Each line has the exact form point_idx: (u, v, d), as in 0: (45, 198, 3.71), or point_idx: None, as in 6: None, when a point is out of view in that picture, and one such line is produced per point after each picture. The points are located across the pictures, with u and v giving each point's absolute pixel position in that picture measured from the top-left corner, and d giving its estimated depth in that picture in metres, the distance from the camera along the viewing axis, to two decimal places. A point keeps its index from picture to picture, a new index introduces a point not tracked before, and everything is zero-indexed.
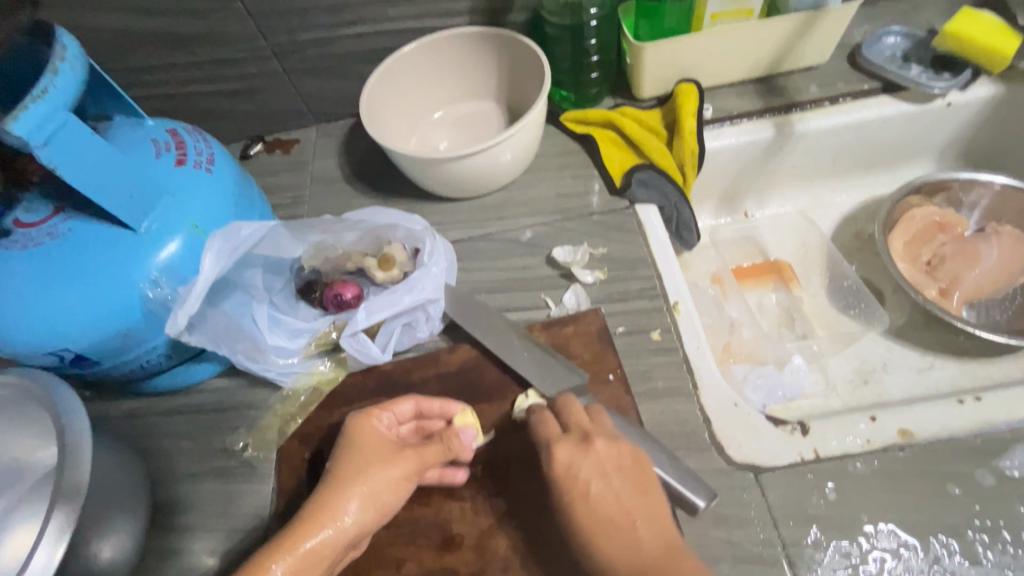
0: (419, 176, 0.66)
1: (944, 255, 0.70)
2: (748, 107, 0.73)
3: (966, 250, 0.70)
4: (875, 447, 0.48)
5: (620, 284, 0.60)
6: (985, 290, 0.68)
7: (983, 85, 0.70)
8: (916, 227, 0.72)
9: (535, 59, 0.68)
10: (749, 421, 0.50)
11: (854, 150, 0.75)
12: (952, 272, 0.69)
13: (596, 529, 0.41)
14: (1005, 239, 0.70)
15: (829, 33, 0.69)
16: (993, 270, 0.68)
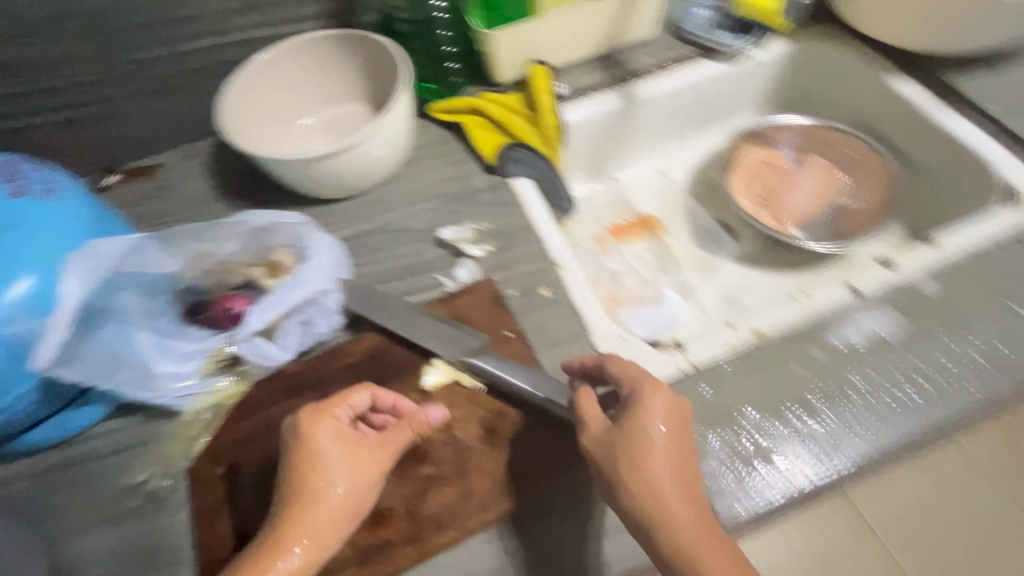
0: (299, 182, 0.67)
1: (774, 188, 0.83)
2: (595, 82, 0.81)
3: (789, 182, 0.83)
4: (736, 348, 0.56)
5: (508, 253, 0.64)
6: (809, 211, 0.81)
7: (779, 44, 0.83)
8: (748, 168, 0.84)
9: (390, 54, 0.70)
10: (634, 350, 0.57)
11: (691, 110, 0.87)
12: (781, 202, 0.82)
13: (668, 476, 0.43)
14: (815, 167, 0.83)
15: (649, 9, 0.79)
16: (808, 197, 0.82)
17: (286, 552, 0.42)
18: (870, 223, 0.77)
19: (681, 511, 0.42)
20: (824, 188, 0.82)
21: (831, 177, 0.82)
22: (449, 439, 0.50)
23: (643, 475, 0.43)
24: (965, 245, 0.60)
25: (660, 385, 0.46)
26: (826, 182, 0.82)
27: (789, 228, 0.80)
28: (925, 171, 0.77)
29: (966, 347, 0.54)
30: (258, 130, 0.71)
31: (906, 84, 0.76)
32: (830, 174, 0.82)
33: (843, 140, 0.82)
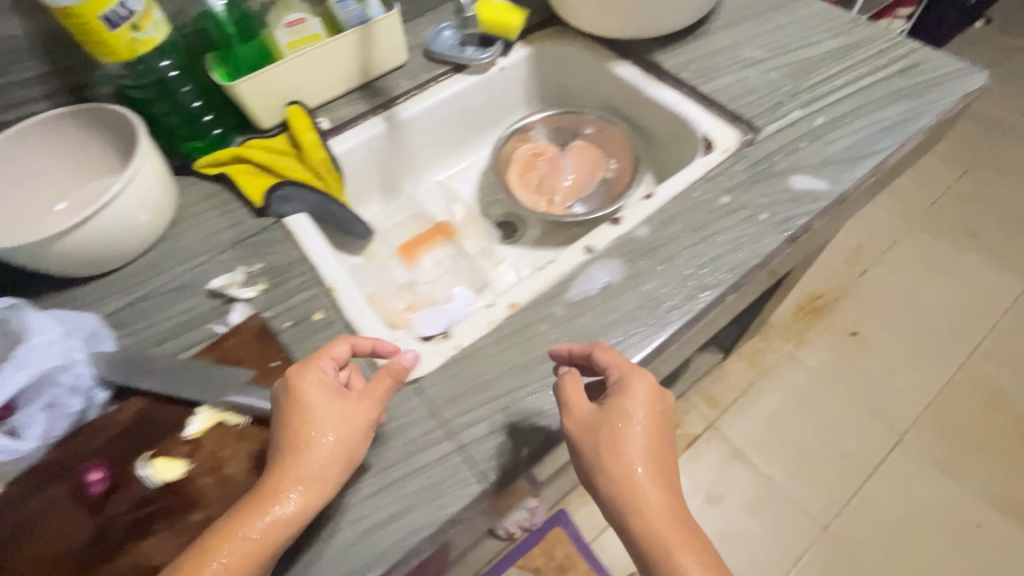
0: (41, 265, 0.64)
1: (545, 174, 0.92)
2: (358, 110, 0.85)
3: (558, 166, 0.92)
4: (496, 324, 0.61)
5: (280, 288, 0.66)
6: (577, 189, 0.91)
7: (519, 50, 0.93)
8: (521, 161, 0.92)
9: (115, 115, 0.69)
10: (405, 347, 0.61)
11: (462, 120, 0.93)
12: (551, 185, 0.91)
13: (642, 464, 0.48)
14: (576, 149, 0.94)
15: (390, 38, 0.85)
16: (575, 176, 0.92)
17: (298, 492, 0.46)
18: (624, 189, 0.89)
19: (650, 495, 0.47)
20: (587, 166, 0.93)
21: (591, 155, 0.93)
22: (220, 479, 0.50)
23: (624, 461, 0.48)
24: (673, 193, 0.70)
25: (642, 374, 0.52)
26: (588, 161, 0.93)
27: (563, 207, 0.90)
28: (658, 136, 0.89)
29: (676, 277, 0.63)
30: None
31: (624, 67, 0.88)
32: (590, 153, 0.93)
33: (593, 122, 0.94)
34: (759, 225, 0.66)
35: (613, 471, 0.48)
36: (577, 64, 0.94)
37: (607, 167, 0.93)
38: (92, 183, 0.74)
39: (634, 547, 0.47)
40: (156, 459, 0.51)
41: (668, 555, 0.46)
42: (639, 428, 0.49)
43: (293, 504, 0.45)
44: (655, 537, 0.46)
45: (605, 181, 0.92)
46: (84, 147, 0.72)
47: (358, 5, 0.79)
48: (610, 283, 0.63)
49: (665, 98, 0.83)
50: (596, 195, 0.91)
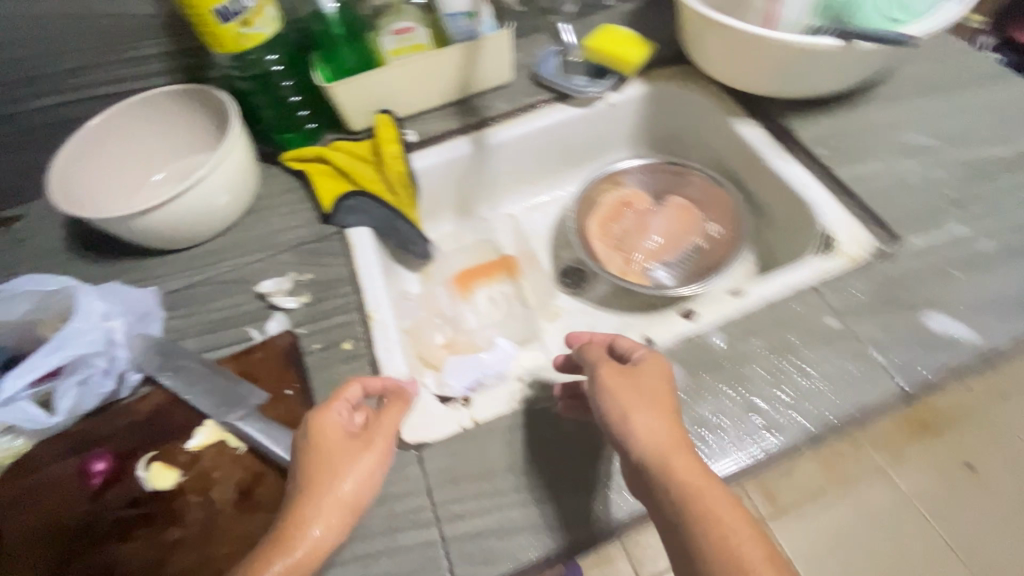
0: (121, 235, 0.67)
1: (627, 230, 0.83)
2: (447, 127, 0.82)
3: (647, 224, 0.83)
4: (520, 406, 0.56)
5: (322, 305, 0.65)
6: (659, 254, 0.81)
7: (633, 86, 0.83)
8: (607, 208, 0.84)
9: (217, 99, 0.72)
10: (421, 405, 0.57)
11: (553, 151, 0.87)
12: (634, 244, 0.81)
13: (642, 416, 0.45)
14: (673, 209, 0.83)
15: (497, 57, 0.80)
16: (663, 239, 0.82)
17: (288, 557, 0.41)
18: (713, 268, 0.78)
19: (685, 470, 0.41)
20: (679, 231, 0.82)
21: (688, 220, 0.83)
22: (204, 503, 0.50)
23: (624, 419, 0.45)
24: (765, 297, 0.59)
25: (659, 361, 0.49)
26: (683, 226, 0.82)
27: (641, 272, 0.80)
28: (770, 214, 0.76)
29: (741, 406, 0.53)
30: (103, 192, 0.73)
31: (749, 128, 0.75)
32: (688, 217, 0.82)
33: (698, 181, 0.82)
34: (867, 366, 0.54)
35: (636, 433, 0.44)
36: (696, 112, 0.83)
37: (703, 237, 0.82)
38: (190, 159, 0.79)
39: (675, 512, 0.41)
40: (155, 464, 0.51)
41: (710, 529, 0.39)
42: (656, 417, 0.45)
43: (292, 564, 0.41)
44: (707, 512, 0.40)
45: (696, 252, 0.81)
46: (190, 125, 0.77)
47: (468, 21, 0.74)
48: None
49: (789, 174, 0.70)
50: (680, 267, 0.81)
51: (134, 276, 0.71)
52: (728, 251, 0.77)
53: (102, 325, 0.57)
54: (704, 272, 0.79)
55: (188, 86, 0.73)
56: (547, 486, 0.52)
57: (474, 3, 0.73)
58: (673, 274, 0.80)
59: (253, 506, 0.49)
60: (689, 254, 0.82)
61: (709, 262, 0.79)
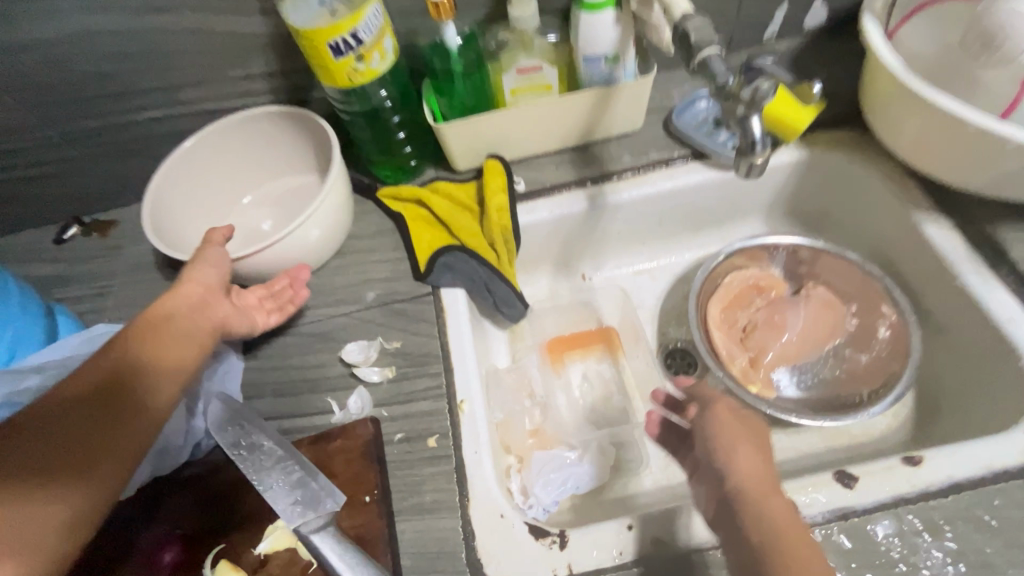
0: None
1: (757, 322, 0.70)
2: (562, 178, 0.72)
3: (782, 317, 0.70)
4: (625, 560, 0.48)
5: (407, 383, 0.59)
6: (791, 356, 0.68)
7: (788, 150, 0.69)
8: (734, 291, 0.71)
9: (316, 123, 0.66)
10: (511, 536, 0.50)
11: (677, 214, 0.75)
12: (763, 342, 0.68)
13: (755, 460, 0.45)
14: (815, 303, 0.70)
15: (631, 104, 0.68)
16: (798, 339, 0.69)
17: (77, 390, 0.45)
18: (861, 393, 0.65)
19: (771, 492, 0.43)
20: (821, 333, 0.69)
21: (833, 321, 0.69)
22: None
23: (736, 449, 0.46)
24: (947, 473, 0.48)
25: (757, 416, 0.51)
26: (825, 327, 0.69)
27: (767, 377, 0.68)
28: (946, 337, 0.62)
29: None
30: (203, 231, 0.69)
31: (939, 230, 0.61)
32: (832, 317, 0.69)
33: (855, 275, 0.69)
34: None
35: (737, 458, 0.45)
36: (863, 191, 0.69)
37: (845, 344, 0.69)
38: (282, 183, 0.73)
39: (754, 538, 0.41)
40: (223, 564, 0.47)
41: (780, 536, 0.40)
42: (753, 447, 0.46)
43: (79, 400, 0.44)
44: (790, 543, 0.40)
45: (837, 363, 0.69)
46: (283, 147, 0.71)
47: (608, 65, 0.63)
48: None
49: (992, 303, 0.56)
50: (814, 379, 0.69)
51: None
52: (885, 374, 0.64)
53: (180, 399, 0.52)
54: (846, 391, 0.67)
55: (285, 108, 0.66)
56: None
57: (620, 46, 0.61)
58: (806, 386, 0.69)
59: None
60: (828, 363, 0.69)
61: (855, 381, 0.67)
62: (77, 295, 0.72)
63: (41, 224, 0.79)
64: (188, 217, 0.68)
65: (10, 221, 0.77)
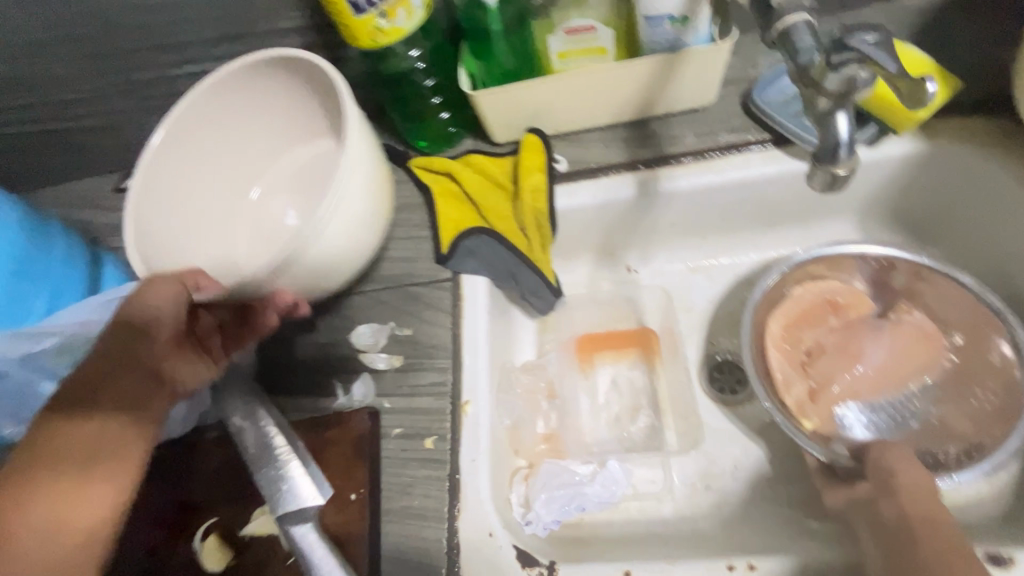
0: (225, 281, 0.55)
1: (825, 347, 0.59)
2: (611, 158, 0.63)
3: (854, 343, 0.59)
4: None
5: (412, 375, 0.55)
6: (860, 394, 0.58)
7: (902, 140, 0.55)
8: (802, 307, 0.60)
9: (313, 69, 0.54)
10: (496, 561, 0.47)
11: (746, 209, 0.64)
12: (829, 369, 0.58)
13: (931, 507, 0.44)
14: (904, 330, 0.59)
15: (701, 76, 0.57)
16: (874, 372, 0.58)
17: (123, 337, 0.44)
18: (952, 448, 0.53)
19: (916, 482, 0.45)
20: (903, 366, 0.58)
21: (922, 353, 0.57)
22: None
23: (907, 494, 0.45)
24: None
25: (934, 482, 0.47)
26: (913, 361, 0.58)
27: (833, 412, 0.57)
28: None
29: None
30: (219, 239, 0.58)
31: None
32: (926, 351, 0.57)
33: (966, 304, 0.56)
34: None
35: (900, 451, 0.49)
36: (996, 199, 0.54)
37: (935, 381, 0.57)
38: (287, 161, 0.62)
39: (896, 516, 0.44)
40: (212, 538, 0.49)
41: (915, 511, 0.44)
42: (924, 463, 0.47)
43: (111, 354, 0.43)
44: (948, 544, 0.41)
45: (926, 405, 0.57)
46: (280, 111, 0.59)
47: (675, 27, 0.52)
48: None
49: None
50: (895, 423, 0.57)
51: None
52: (995, 430, 0.52)
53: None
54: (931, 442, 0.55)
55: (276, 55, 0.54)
56: None
57: (692, 4, 0.50)
58: (883, 429, 0.56)
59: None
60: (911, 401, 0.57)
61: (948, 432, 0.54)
62: (126, 245, 0.75)
63: (102, 171, 0.82)
64: (159, 206, 0.55)
65: (76, 167, 0.81)
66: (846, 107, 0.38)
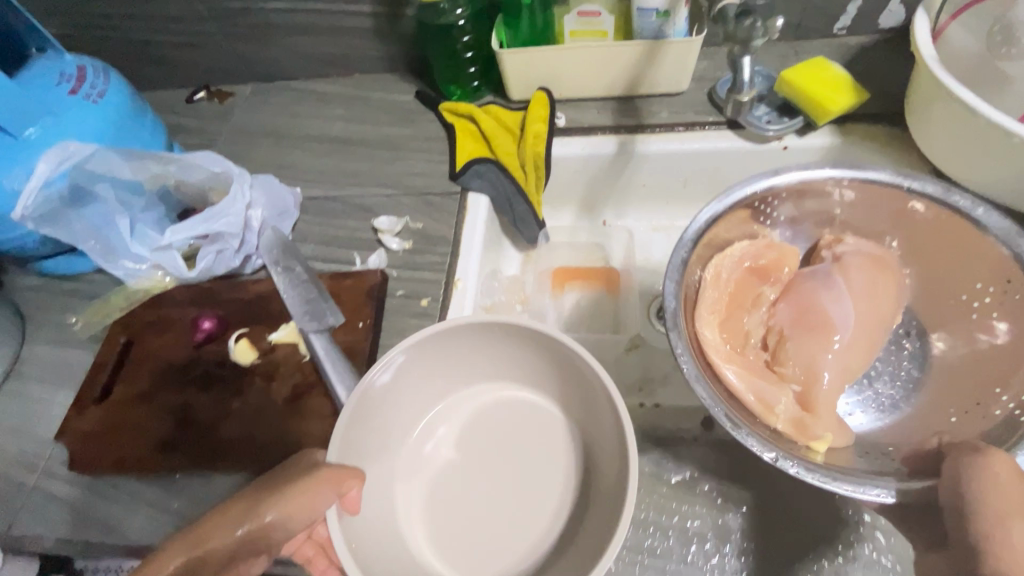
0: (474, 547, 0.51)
1: (784, 336, 0.59)
2: (601, 122, 0.78)
3: (813, 343, 0.58)
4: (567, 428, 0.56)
5: (418, 256, 0.69)
6: (853, 367, 0.58)
7: (823, 135, 0.72)
8: (732, 290, 0.59)
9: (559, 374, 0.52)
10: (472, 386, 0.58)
11: (702, 179, 0.79)
12: (808, 370, 0.57)
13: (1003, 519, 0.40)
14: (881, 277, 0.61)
15: (677, 63, 0.74)
16: (849, 345, 0.58)
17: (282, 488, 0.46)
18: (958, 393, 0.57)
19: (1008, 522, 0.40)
20: (870, 314, 0.60)
21: (886, 299, 0.61)
22: (265, 390, 0.58)
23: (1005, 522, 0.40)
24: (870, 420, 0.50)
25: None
26: (880, 287, 0.61)
27: (829, 411, 0.55)
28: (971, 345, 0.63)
29: None
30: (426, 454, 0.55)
31: None
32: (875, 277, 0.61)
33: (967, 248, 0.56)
34: None
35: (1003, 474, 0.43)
36: None
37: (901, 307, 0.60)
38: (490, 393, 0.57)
39: (962, 532, 0.41)
40: (242, 341, 0.61)
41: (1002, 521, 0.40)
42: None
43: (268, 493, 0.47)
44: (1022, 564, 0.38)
45: (915, 367, 0.62)
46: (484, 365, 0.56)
47: (659, 19, 0.69)
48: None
49: None
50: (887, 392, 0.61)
51: (290, 176, 0.82)
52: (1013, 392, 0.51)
53: (243, 212, 0.66)
54: (933, 414, 0.58)
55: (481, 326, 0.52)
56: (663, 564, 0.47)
57: (673, 2, 0.67)
58: (871, 397, 0.62)
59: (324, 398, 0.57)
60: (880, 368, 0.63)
61: (953, 393, 0.58)
62: (191, 142, 0.89)
63: (178, 86, 0.97)
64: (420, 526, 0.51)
65: (156, 77, 0.96)
66: (751, 55, 0.60)
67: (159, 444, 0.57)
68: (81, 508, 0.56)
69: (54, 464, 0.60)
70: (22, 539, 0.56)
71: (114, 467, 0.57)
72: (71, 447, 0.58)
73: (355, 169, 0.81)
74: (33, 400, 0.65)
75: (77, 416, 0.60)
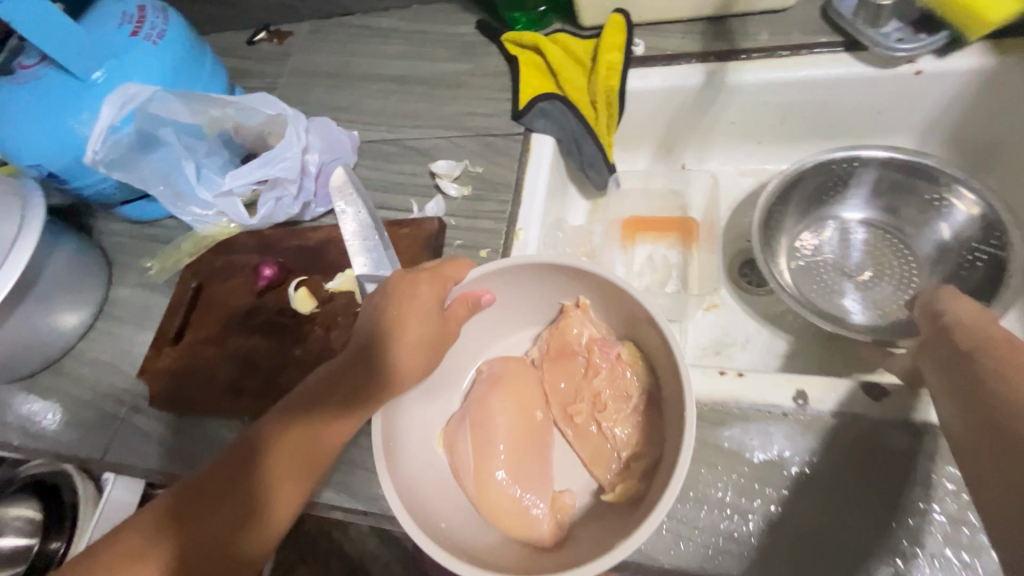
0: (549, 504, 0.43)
1: (555, 356, 0.49)
2: (686, 48, 0.68)
3: (569, 370, 0.48)
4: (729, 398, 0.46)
5: (477, 203, 0.65)
6: (563, 426, 0.47)
7: (969, 56, 0.58)
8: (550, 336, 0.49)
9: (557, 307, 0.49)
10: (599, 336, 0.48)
11: (803, 113, 0.68)
12: (530, 474, 0.44)
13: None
14: (829, 252, 0.70)
15: None
16: (557, 363, 0.48)
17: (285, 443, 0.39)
18: (871, 286, 0.67)
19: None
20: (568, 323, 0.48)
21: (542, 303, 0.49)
22: (324, 336, 0.58)
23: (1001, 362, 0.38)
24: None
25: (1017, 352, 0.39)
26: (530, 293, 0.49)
27: (603, 438, 0.45)
28: None
29: (880, 535, 0.41)
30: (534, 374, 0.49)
31: None
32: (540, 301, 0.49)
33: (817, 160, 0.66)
34: None
35: None
36: None
37: (831, 228, 0.70)
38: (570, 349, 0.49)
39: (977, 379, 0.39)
40: (302, 289, 0.60)
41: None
42: None
43: (289, 443, 0.39)
44: None
45: (843, 258, 0.69)
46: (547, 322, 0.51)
47: None
48: (780, 455, 0.44)
49: None
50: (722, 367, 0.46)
51: (347, 118, 0.79)
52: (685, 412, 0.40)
53: (300, 157, 0.64)
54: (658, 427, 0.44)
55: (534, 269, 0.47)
56: (793, 536, 0.42)
57: None
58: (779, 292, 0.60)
59: (416, 283, 0.43)
60: (898, 285, 0.66)
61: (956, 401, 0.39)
62: (253, 86, 0.88)
63: (240, 27, 0.95)
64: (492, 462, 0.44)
65: (218, 19, 0.95)
66: None
67: (227, 386, 0.58)
68: (163, 441, 0.60)
69: (139, 400, 0.64)
70: (119, 465, 0.61)
71: (187, 406, 0.59)
72: (150, 382, 0.62)
73: (412, 109, 0.76)
74: (121, 338, 0.69)
75: (155, 355, 0.63)
